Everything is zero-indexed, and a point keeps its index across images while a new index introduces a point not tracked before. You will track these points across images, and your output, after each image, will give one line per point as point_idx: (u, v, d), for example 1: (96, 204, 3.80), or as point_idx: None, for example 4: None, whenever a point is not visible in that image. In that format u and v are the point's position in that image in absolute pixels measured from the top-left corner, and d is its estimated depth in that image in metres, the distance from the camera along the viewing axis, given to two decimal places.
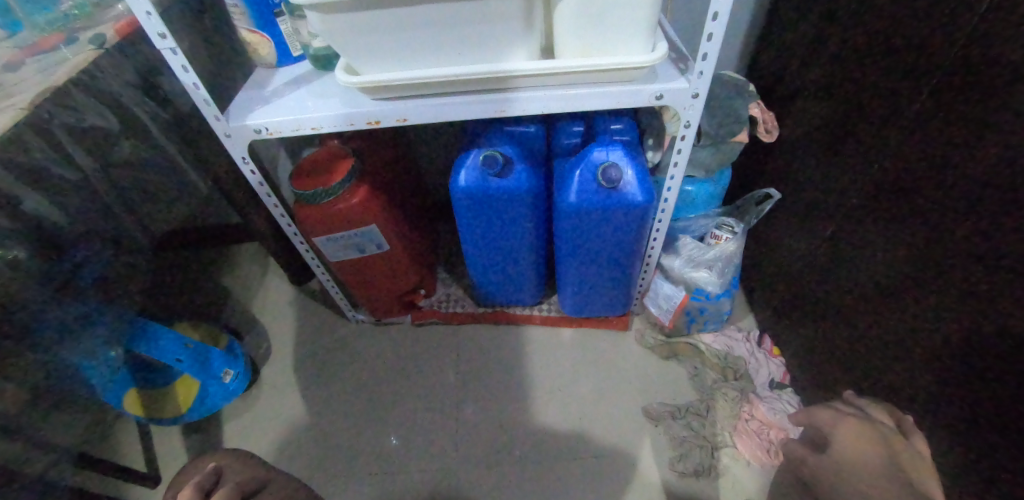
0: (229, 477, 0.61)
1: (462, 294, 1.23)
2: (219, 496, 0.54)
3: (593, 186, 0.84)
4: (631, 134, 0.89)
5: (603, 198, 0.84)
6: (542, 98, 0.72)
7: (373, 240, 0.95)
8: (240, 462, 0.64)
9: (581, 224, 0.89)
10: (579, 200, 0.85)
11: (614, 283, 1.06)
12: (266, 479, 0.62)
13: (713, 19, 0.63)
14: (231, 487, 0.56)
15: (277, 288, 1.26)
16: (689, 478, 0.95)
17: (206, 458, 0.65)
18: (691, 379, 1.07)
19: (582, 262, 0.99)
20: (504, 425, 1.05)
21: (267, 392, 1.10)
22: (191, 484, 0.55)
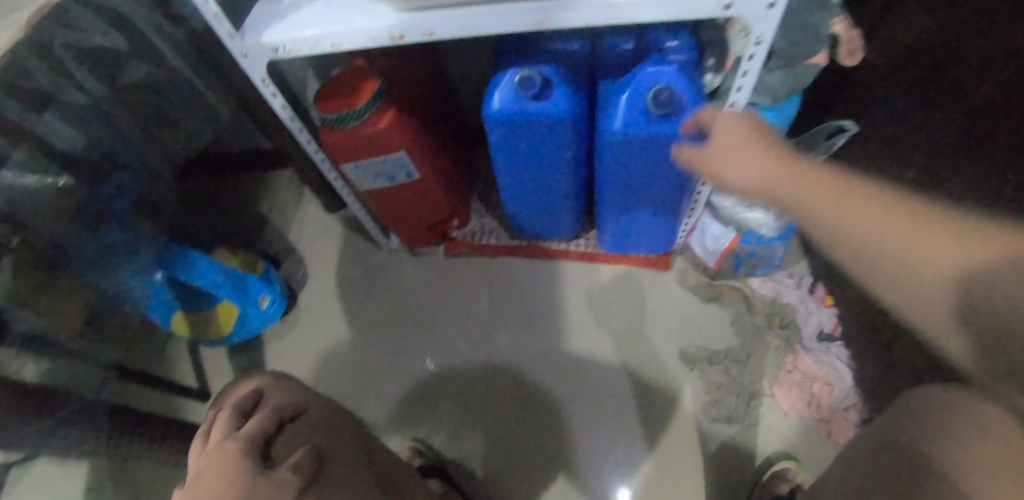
0: (270, 399, 0.61)
1: (497, 226, 1.18)
2: (259, 416, 0.55)
3: (642, 113, 0.74)
4: (691, 52, 0.76)
5: (652, 127, 0.75)
6: (586, 6, 0.61)
7: (403, 168, 0.91)
8: (281, 387, 0.63)
9: (625, 154, 0.81)
10: (624, 129, 0.76)
11: (658, 220, 0.98)
12: (304, 404, 0.60)
13: None
14: (267, 414, 0.55)
15: (313, 213, 1.24)
16: (722, 423, 0.94)
17: (248, 379, 0.65)
18: (733, 323, 1.02)
19: (623, 195, 0.92)
20: (538, 357, 1.05)
21: (305, 317, 1.14)
22: (230, 408, 0.56)
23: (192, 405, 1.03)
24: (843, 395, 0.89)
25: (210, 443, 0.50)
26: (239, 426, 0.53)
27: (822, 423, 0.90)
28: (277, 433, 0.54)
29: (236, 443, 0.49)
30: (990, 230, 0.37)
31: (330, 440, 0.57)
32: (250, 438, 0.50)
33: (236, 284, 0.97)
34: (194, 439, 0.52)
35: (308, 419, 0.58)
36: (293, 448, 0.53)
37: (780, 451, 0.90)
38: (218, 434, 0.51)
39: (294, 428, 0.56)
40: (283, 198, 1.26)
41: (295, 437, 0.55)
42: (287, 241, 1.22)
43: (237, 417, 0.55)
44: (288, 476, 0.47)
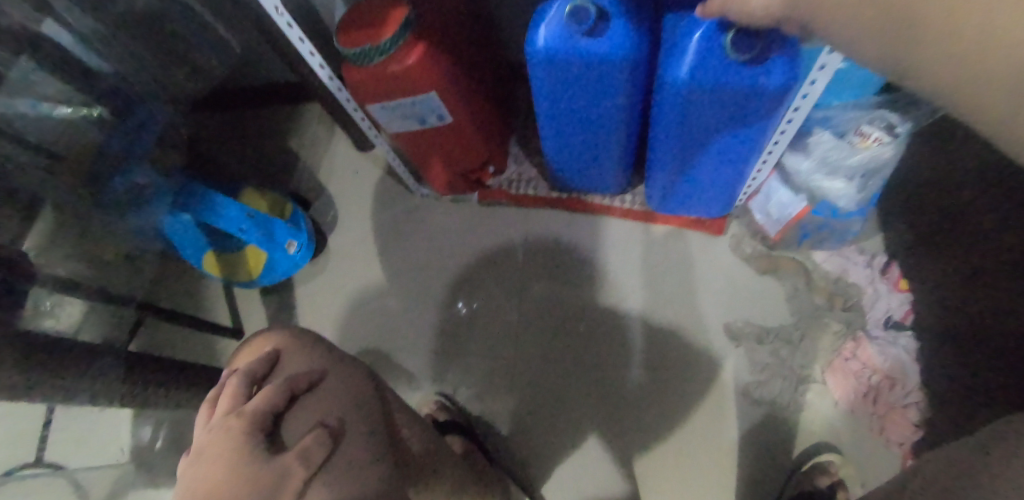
0: (286, 364, 0.56)
1: (536, 175, 1.09)
2: (268, 388, 0.50)
3: (716, 58, 0.62)
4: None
5: (726, 77, 0.62)
6: None
7: (434, 111, 0.82)
8: (299, 347, 0.58)
9: (689, 107, 0.69)
10: (691, 78, 0.64)
11: (718, 181, 0.87)
12: (322, 371, 0.56)
13: None
14: (277, 385, 0.51)
15: (345, 153, 1.18)
16: (764, 406, 0.88)
17: (268, 334, 0.61)
18: (789, 300, 0.93)
19: (681, 152, 0.81)
20: (572, 317, 1.00)
21: (335, 260, 1.11)
22: (240, 374, 0.52)
23: (229, 343, 1.06)
24: (906, 391, 0.80)
25: (216, 418, 0.48)
26: (248, 399, 0.50)
27: (875, 418, 0.82)
28: (287, 408, 0.51)
29: (241, 422, 0.46)
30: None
31: (343, 412, 0.53)
32: (256, 416, 0.47)
33: (264, 228, 0.95)
34: (203, 406, 0.51)
35: (323, 391, 0.54)
36: (304, 427, 0.50)
37: (824, 441, 0.84)
38: (224, 408, 0.49)
39: (306, 401, 0.52)
40: (314, 135, 1.19)
41: (306, 413, 0.51)
42: (317, 180, 1.17)
43: (247, 386, 0.52)
44: (292, 464, 0.44)
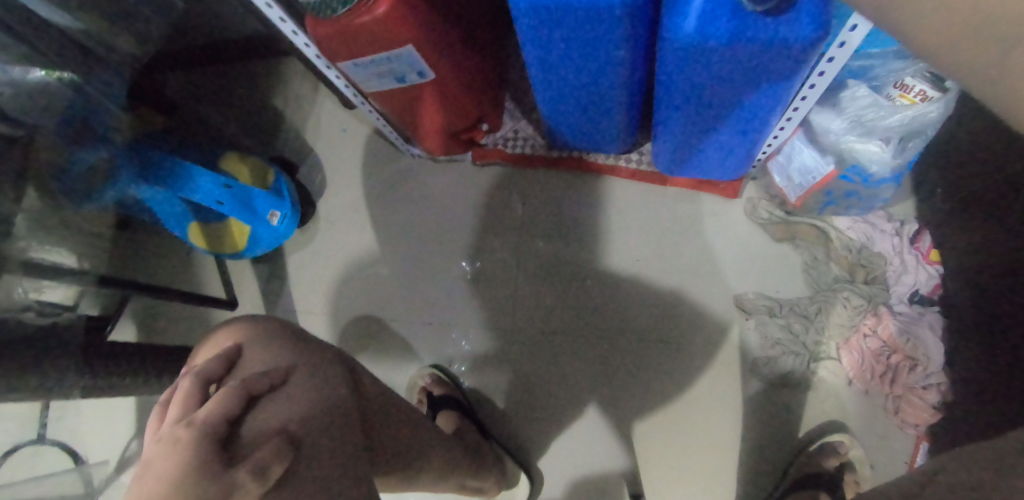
0: (246, 364, 0.49)
1: (533, 132, 1.00)
2: (223, 391, 0.42)
3: (731, 7, 0.52)
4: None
5: (739, 30, 0.53)
6: None
7: (413, 66, 0.72)
8: (261, 340, 0.50)
9: (696, 64, 0.59)
10: (701, 31, 0.54)
11: (731, 141, 0.78)
12: (288, 369, 0.49)
13: None
14: (233, 387, 0.42)
15: (329, 110, 1.09)
16: (774, 384, 0.83)
17: (228, 328, 0.53)
18: (806, 270, 0.86)
19: (691, 110, 0.71)
20: (572, 287, 0.95)
21: (325, 227, 1.06)
22: (191, 375, 0.44)
23: (223, 315, 1.04)
24: (928, 372, 0.74)
25: (164, 427, 0.40)
26: (203, 403, 0.42)
27: (890, 398, 0.77)
28: (245, 412, 0.43)
29: (192, 431, 0.38)
30: None
31: (308, 413, 0.46)
32: (208, 425, 0.39)
33: (242, 200, 0.91)
34: (151, 414, 0.43)
35: (287, 393, 0.46)
36: (266, 432, 0.42)
37: (834, 420, 0.80)
38: (172, 416, 0.41)
39: (269, 404, 0.44)
40: (295, 91, 1.10)
41: (267, 418, 0.43)
42: (301, 140, 1.09)
43: (202, 386, 0.44)
44: (247, 482, 0.37)
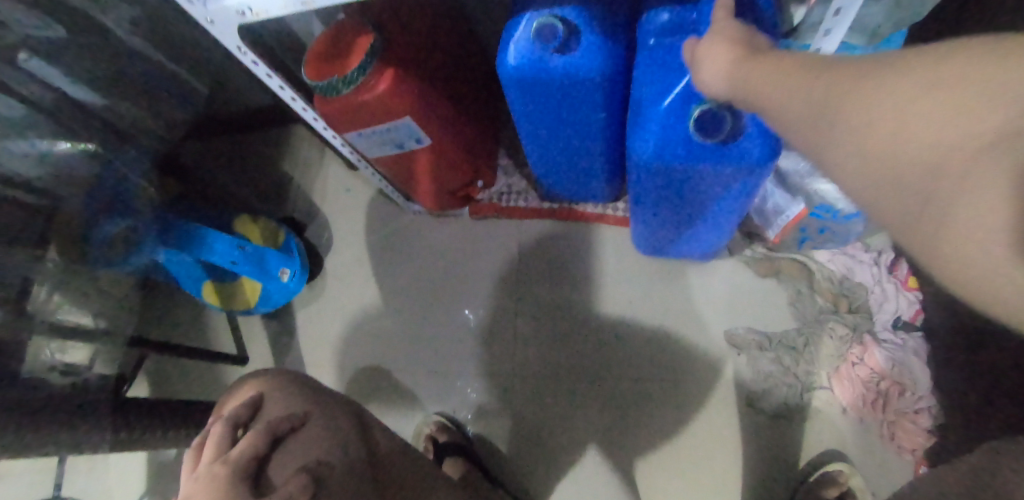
0: (268, 410, 0.52)
1: (526, 186, 1.07)
2: (250, 435, 0.46)
3: (683, 136, 0.60)
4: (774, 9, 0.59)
5: (692, 158, 0.59)
6: None
7: (411, 135, 0.80)
8: (281, 387, 0.54)
9: (660, 180, 0.66)
10: (658, 151, 0.61)
11: (710, 232, 0.83)
12: (305, 413, 0.52)
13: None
14: (259, 430, 0.47)
15: (335, 173, 1.18)
16: (770, 416, 0.85)
17: (252, 380, 0.56)
18: (791, 304, 0.90)
19: (665, 210, 0.76)
20: (569, 329, 0.99)
21: (332, 283, 1.11)
22: (223, 420, 0.48)
23: (234, 373, 1.07)
24: (917, 396, 0.77)
25: (199, 467, 0.44)
26: (234, 444, 0.46)
27: (885, 424, 0.79)
28: (270, 453, 0.47)
29: (226, 470, 0.43)
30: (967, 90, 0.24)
31: (326, 454, 0.49)
32: (242, 464, 0.44)
33: (255, 260, 0.96)
34: (186, 455, 0.46)
35: (306, 435, 0.50)
36: (291, 469, 0.47)
37: (833, 450, 0.81)
38: (208, 455, 0.45)
39: (289, 445, 0.49)
40: (304, 158, 1.19)
41: (288, 458, 0.48)
42: (310, 202, 1.17)
43: (232, 431, 0.48)
44: None
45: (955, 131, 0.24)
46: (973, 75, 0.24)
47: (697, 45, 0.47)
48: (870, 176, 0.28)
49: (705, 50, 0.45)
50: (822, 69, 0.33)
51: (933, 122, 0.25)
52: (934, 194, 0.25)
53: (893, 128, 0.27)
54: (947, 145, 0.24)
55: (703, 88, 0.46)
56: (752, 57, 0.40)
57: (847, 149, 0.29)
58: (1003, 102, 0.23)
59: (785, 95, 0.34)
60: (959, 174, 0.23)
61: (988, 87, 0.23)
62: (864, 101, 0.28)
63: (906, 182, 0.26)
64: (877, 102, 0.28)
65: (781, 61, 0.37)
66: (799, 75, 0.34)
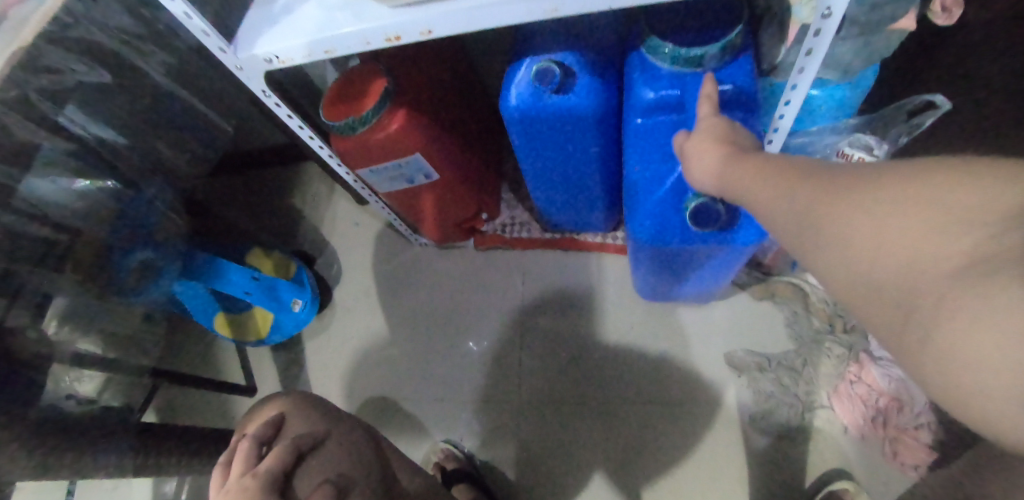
0: (290, 429, 0.53)
1: (529, 218, 1.12)
2: (278, 452, 0.47)
3: (679, 223, 0.68)
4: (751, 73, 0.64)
5: (687, 239, 0.69)
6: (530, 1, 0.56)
7: (421, 170, 0.85)
8: (303, 408, 0.55)
9: (659, 252, 0.75)
10: (658, 234, 0.70)
11: (707, 283, 0.88)
12: (325, 434, 0.53)
13: (815, 36, 0.58)
14: (286, 445, 0.48)
15: (344, 208, 1.23)
16: (774, 436, 0.86)
17: (273, 400, 0.58)
18: (788, 325, 0.92)
19: (662, 272, 0.84)
20: (574, 355, 1.01)
21: (340, 314, 1.14)
22: (250, 437, 0.48)
23: (243, 404, 1.08)
24: (917, 412, 0.79)
25: (229, 481, 0.44)
26: (261, 459, 0.47)
27: (887, 441, 0.81)
28: (295, 469, 0.48)
29: (257, 481, 0.43)
30: (937, 212, 0.27)
31: (346, 468, 0.51)
32: (271, 476, 0.44)
33: (267, 290, 1.00)
34: (215, 471, 0.46)
35: (327, 453, 0.51)
36: (314, 484, 0.48)
37: (837, 469, 0.82)
38: (237, 469, 0.45)
39: (312, 462, 0.49)
40: (315, 194, 1.25)
41: (313, 473, 0.49)
42: (320, 236, 1.21)
43: (258, 447, 0.48)
44: None
45: (929, 248, 0.26)
46: (942, 198, 0.27)
47: (686, 142, 0.54)
48: (855, 282, 0.31)
49: (693, 148, 0.52)
50: (804, 178, 0.37)
51: (909, 236, 0.27)
52: (917, 307, 0.27)
53: (874, 240, 0.29)
54: (924, 261, 0.26)
55: (695, 184, 0.52)
56: (738, 161, 0.45)
57: (832, 255, 0.32)
58: (969, 227, 0.25)
59: (773, 198, 0.38)
60: (935, 298, 0.25)
61: (956, 210, 0.26)
62: (848, 215, 0.31)
63: (889, 290, 0.29)
64: (857, 215, 0.31)
65: (767, 165, 0.41)
66: (784, 180, 0.38)
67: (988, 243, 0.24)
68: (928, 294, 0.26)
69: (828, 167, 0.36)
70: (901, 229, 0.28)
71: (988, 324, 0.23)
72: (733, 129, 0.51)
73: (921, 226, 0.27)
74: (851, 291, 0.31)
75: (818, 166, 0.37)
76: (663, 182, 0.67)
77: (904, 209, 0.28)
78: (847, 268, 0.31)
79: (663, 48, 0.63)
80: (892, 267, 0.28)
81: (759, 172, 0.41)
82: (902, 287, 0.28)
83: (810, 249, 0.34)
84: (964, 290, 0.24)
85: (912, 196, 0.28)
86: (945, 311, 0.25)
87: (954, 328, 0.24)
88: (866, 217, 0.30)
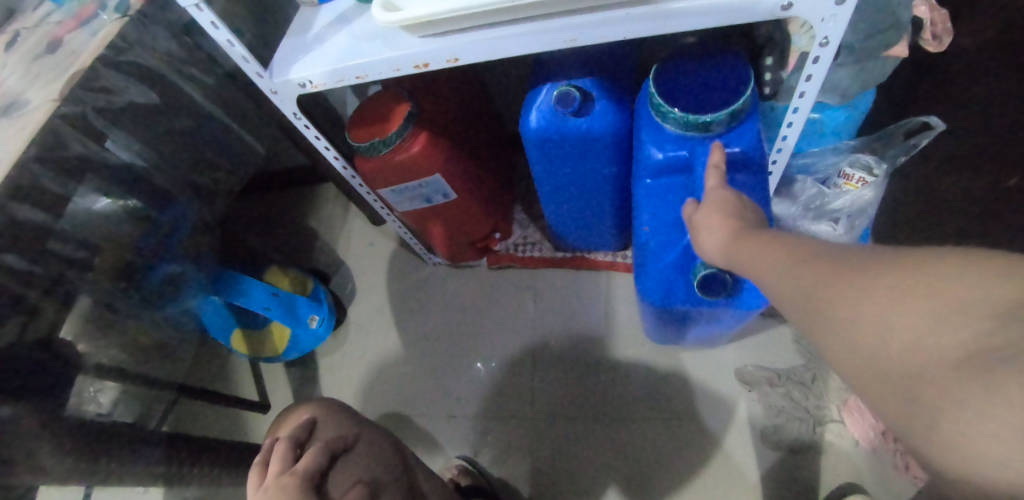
0: (321, 432, 0.55)
1: (541, 237, 1.14)
2: (311, 454, 0.49)
3: (686, 289, 0.72)
4: (754, 131, 0.67)
5: (693, 303, 0.72)
6: (551, 30, 0.60)
7: (439, 190, 0.88)
8: (333, 413, 0.57)
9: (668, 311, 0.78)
10: (664, 297, 0.73)
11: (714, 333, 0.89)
12: (354, 437, 0.54)
13: (814, 63, 0.62)
14: (320, 447, 0.50)
15: (358, 228, 1.26)
16: (786, 451, 0.87)
17: (304, 404, 0.59)
18: (797, 341, 0.94)
19: (670, 325, 0.86)
20: (586, 371, 1.02)
21: (355, 331, 1.16)
22: (285, 438, 0.50)
23: (256, 420, 1.09)
24: None
25: (267, 479, 0.46)
26: (297, 460, 0.49)
27: (897, 454, 0.82)
28: (329, 468, 0.50)
29: (295, 479, 0.45)
30: (939, 301, 0.28)
31: (377, 471, 0.53)
32: (308, 474, 0.46)
33: (287, 306, 1.01)
34: (251, 473, 0.48)
35: (358, 455, 0.53)
36: (346, 485, 0.50)
37: (850, 483, 0.83)
38: (274, 468, 0.47)
39: (344, 462, 0.52)
40: (331, 215, 1.28)
41: (345, 473, 0.51)
42: (335, 255, 1.24)
43: (293, 448, 0.50)
44: None
45: (927, 336, 0.28)
46: (940, 286, 0.28)
47: (695, 215, 0.56)
48: (857, 370, 0.31)
49: (703, 222, 0.54)
50: (807, 261, 0.38)
51: (907, 323, 0.29)
52: (921, 394, 0.27)
53: (875, 323, 0.30)
54: (928, 348, 0.27)
55: (706, 257, 0.54)
56: (744, 239, 0.47)
57: (835, 341, 0.33)
58: (963, 318, 0.26)
59: (780, 279, 0.40)
60: (942, 383, 0.26)
61: (951, 297, 0.27)
62: (852, 298, 0.32)
63: (890, 377, 0.29)
64: (855, 302, 0.32)
65: (771, 247, 0.43)
66: (787, 262, 0.40)
67: (991, 333, 0.25)
68: (933, 385, 0.26)
69: (830, 250, 0.37)
70: (900, 320, 0.29)
71: (989, 413, 0.24)
72: (741, 203, 0.53)
73: (922, 314, 0.28)
74: (852, 375, 0.32)
75: (822, 247, 0.39)
76: (673, 247, 0.71)
77: (904, 299, 0.29)
78: (848, 351, 0.32)
79: (671, 113, 0.66)
80: (894, 354, 0.29)
81: (764, 250, 0.43)
82: (905, 374, 0.28)
83: (812, 330, 0.35)
84: (969, 383, 0.25)
85: (911, 285, 0.29)
86: (948, 401, 0.25)
87: (963, 416, 0.25)
88: (868, 303, 0.31)
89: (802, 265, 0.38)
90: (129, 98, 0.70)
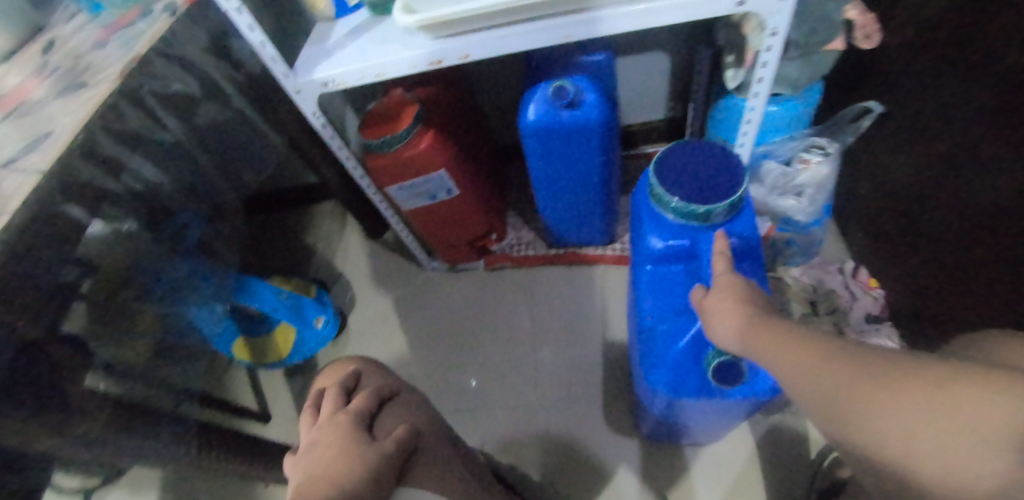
0: (368, 381, 0.60)
1: (534, 238, 1.22)
2: (360, 399, 0.54)
3: (698, 382, 0.65)
4: (749, 219, 0.69)
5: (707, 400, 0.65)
6: (545, 28, 0.70)
7: (444, 186, 0.95)
8: (376, 369, 0.62)
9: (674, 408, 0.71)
10: (673, 392, 0.66)
11: (715, 431, 0.84)
12: (396, 390, 0.60)
13: (767, 51, 0.73)
14: (370, 392, 0.56)
15: (355, 241, 1.30)
16: (776, 415, 0.94)
17: (348, 358, 0.64)
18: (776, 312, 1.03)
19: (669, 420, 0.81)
20: (585, 359, 1.07)
21: (356, 336, 1.18)
22: (337, 385, 0.56)
23: (257, 429, 1.08)
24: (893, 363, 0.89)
25: (322, 418, 0.52)
26: (348, 402, 0.55)
27: None
28: (379, 411, 0.56)
29: (348, 417, 0.51)
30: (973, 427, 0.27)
31: (417, 420, 0.57)
32: (360, 414, 0.52)
33: (294, 307, 1.06)
34: (304, 413, 0.54)
35: (400, 403, 0.58)
36: (392, 425, 0.54)
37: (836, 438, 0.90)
38: (329, 408, 0.53)
39: (392, 408, 0.57)
40: (327, 231, 1.33)
41: (391, 418, 0.55)
42: (334, 267, 1.28)
43: (343, 394, 0.56)
44: (393, 444, 0.50)
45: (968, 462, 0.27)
46: (971, 404, 0.27)
47: (703, 301, 0.53)
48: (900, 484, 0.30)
49: (711, 305, 0.51)
50: (829, 356, 0.35)
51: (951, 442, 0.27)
52: None
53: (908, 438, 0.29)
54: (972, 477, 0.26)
55: (719, 344, 0.49)
56: (757, 325, 0.44)
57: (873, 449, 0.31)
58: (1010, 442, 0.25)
59: (796, 372, 0.36)
60: None
61: (992, 419, 0.26)
62: (881, 412, 0.30)
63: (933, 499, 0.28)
64: (886, 412, 0.30)
65: (786, 335, 0.40)
66: (799, 353, 0.37)
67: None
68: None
69: (848, 343, 0.35)
70: (937, 445, 0.28)
71: None
72: (750, 288, 0.50)
73: (959, 440, 0.27)
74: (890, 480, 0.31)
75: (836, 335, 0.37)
76: (682, 336, 0.66)
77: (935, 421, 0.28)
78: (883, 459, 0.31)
79: (669, 201, 0.66)
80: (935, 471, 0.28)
81: (774, 336, 0.40)
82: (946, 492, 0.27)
83: (841, 431, 0.34)
84: None
85: (941, 404, 0.28)
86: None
87: None
88: (897, 421, 0.30)
89: (814, 360, 0.36)
90: (174, 88, 0.75)
